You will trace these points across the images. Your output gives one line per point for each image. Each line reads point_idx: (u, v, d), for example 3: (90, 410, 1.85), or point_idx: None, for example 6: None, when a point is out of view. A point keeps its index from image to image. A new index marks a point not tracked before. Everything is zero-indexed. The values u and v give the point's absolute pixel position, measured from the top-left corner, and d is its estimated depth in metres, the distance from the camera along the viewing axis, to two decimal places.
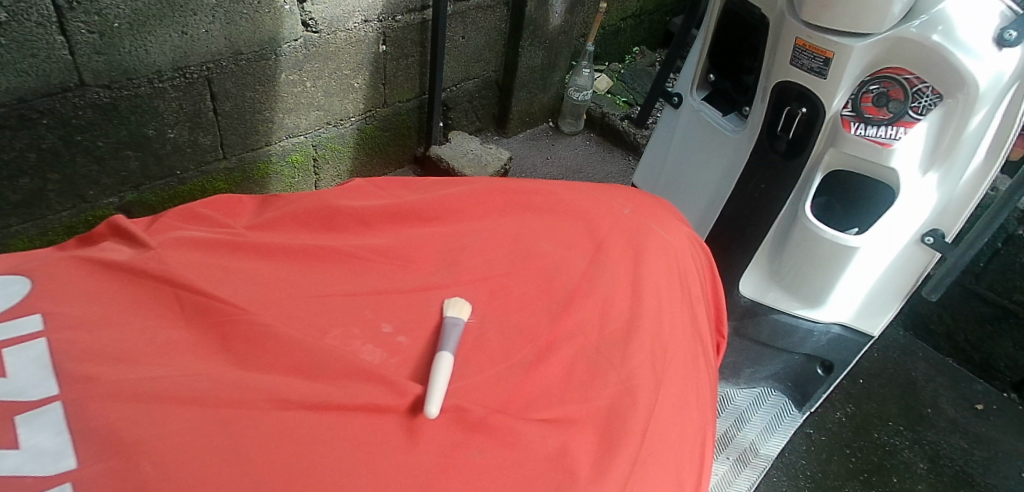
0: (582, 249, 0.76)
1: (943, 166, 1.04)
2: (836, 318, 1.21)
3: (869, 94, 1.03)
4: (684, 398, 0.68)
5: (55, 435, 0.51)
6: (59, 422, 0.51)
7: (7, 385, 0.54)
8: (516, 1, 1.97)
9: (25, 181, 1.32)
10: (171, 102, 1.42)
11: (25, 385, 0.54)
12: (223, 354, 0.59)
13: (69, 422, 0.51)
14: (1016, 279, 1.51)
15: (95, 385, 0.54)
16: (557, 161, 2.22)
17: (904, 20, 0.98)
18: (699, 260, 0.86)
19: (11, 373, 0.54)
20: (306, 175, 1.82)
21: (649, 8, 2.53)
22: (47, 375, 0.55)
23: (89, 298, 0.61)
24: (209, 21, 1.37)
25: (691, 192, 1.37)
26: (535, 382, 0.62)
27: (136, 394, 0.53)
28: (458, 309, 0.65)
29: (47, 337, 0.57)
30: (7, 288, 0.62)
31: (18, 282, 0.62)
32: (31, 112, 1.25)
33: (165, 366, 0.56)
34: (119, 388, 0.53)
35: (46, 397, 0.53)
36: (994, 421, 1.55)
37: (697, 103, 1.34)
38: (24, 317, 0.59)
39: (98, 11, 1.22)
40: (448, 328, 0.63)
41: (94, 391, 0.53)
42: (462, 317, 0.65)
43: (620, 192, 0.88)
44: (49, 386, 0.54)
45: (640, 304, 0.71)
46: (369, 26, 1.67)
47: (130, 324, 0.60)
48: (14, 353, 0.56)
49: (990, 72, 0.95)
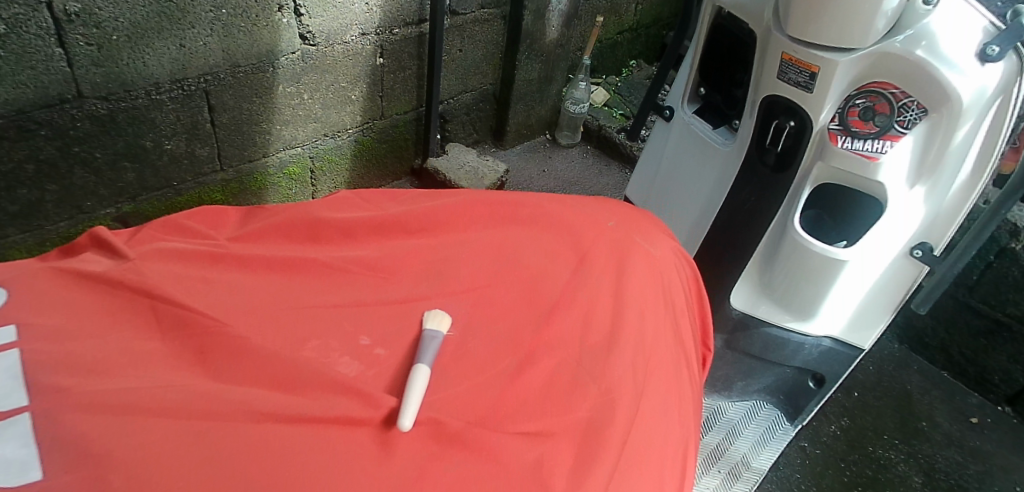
0: (565, 262, 0.77)
1: (930, 180, 1.04)
2: (827, 331, 1.22)
3: (856, 108, 1.04)
4: (666, 409, 0.68)
5: (21, 447, 0.51)
6: (27, 434, 0.51)
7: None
8: (513, 15, 1.99)
9: (23, 192, 1.33)
10: (168, 113, 1.43)
11: None
12: (198, 368, 0.59)
13: (37, 436, 0.51)
14: (1009, 292, 1.51)
15: (68, 396, 0.54)
16: (554, 174, 2.23)
17: (888, 35, 0.99)
18: (684, 273, 0.86)
19: None
20: (303, 186, 1.83)
21: (645, 22, 2.57)
22: (20, 387, 0.55)
23: (66, 311, 0.62)
24: (207, 34, 1.40)
25: (683, 204, 1.37)
26: (514, 394, 0.62)
27: (106, 407, 0.54)
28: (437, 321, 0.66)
29: (20, 348, 0.57)
30: None
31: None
32: (30, 123, 1.26)
33: (140, 378, 0.57)
34: (92, 400, 0.54)
35: (18, 409, 0.53)
36: (989, 434, 1.54)
37: (688, 117, 1.35)
38: None
39: (96, 24, 1.24)
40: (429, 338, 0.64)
41: (66, 402, 0.54)
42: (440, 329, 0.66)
43: (603, 205, 0.89)
44: (19, 397, 0.54)
45: (622, 316, 0.72)
46: (366, 39, 1.70)
47: (106, 337, 0.60)
48: None
49: (974, 86, 0.96)
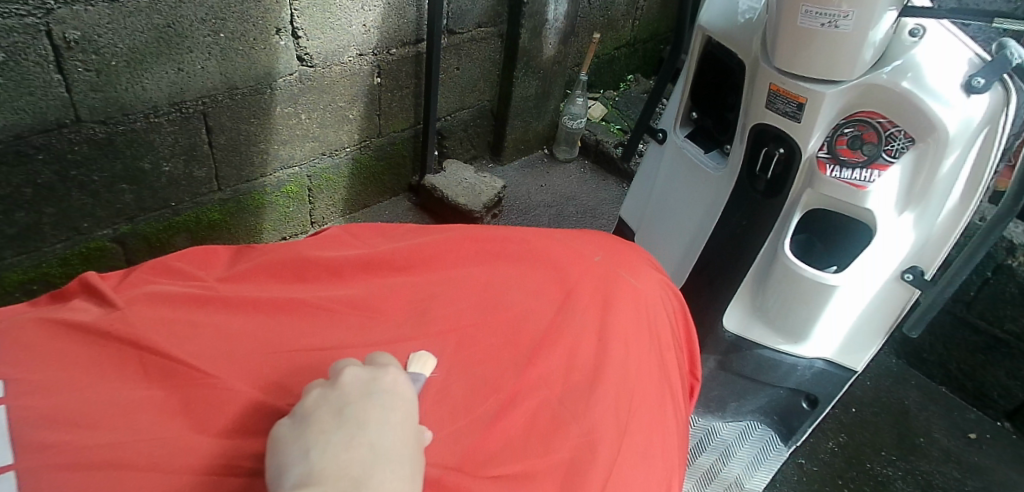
0: (551, 299, 0.78)
1: (918, 207, 1.05)
2: (819, 354, 1.22)
3: (844, 137, 1.06)
4: (649, 449, 0.70)
5: None
6: None
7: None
8: (511, 33, 2.01)
9: (21, 215, 1.34)
10: (166, 136, 1.45)
11: None
12: (183, 419, 0.56)
13: None
14: (1005, 308, 1.51)
15: (52, 452, 0.51)
16: (553, 188, 2.24)
17: (875, 67, 1.01)
18: (671, 307, 0.88)
19: None
20: (301, 204, 1.85)
21: (642, 37, 2.60)
22: (7, 444, 0.51)
23: (44, 356, 0.57)
24: (205, 58, 1.41)
25: (675, 227, 1.38)
26: (497, 433, 0.64)
27: (93, 462, 0.51)
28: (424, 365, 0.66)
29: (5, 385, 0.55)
30: None
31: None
32: (27, 148, 1.27)
33: (121, 431, 0.54)
34: (74, 455, 0.51)
35: (2, 466, 0.49)
36: (987, 450, 1.55)
37: (681, 141, 1.36)
38: None
39: (95, 50, 1.26)
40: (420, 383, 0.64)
41: (49, 460, 0.50)
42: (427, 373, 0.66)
43: (590, 238, 0.90)
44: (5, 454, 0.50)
45: (606, 355, 0.73)
46: (363, 59, 1.71)
47: (91, 385, 0.56)
48: None
49: (959, 117, 0.97)
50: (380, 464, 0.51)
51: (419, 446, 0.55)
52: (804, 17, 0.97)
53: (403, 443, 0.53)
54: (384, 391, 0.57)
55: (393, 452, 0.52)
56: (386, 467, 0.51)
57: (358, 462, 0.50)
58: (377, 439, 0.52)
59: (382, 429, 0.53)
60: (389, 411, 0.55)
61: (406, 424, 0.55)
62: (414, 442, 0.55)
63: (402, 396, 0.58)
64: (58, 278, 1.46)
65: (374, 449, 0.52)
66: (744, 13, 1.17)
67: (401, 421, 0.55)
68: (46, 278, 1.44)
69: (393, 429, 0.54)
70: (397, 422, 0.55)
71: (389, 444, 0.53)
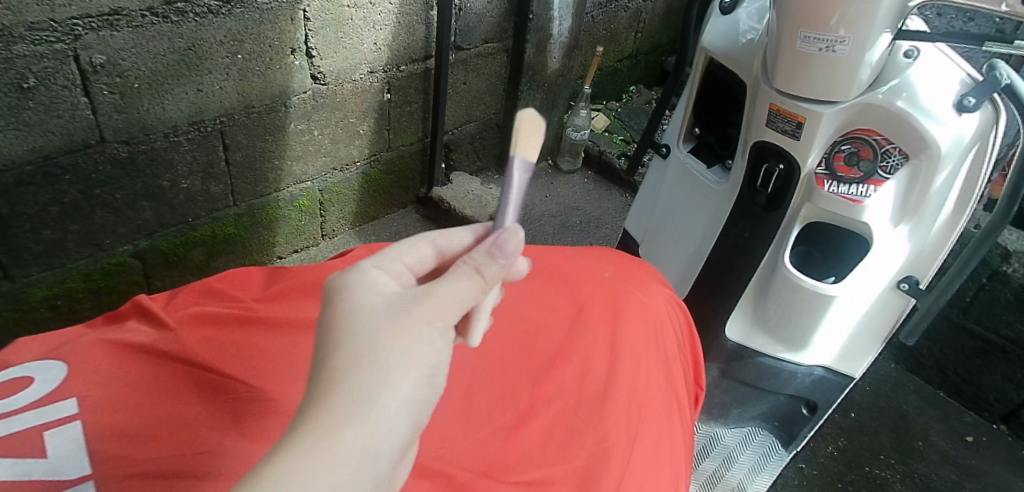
0: (564, 314, 0.83)
1: (913, 219, 1.10)
2: (818, 361, 1.27)
3: (841, 153, 1.10)
4: (658, 453, 0.76)
5: None
6: None
7: (46, 466, 0.55)
8: (516, 48, 2.06)
9: (47, 232, 1.38)
10: (184, 154, 1.50)
11: (63, 464, 0.55)
12: (233, 428, 0.63)
13: None
14: (1001, 314, 1.55)
15: (124, 462, 0.57)
16: (557, 199, 2.29)
17: (872, 87, 1.06)
18: (677, 319, 0.92)
19: (50, 454, 0.56)
20: (313, 218, 1.90)
21: (643, 49, 2.65)
22: (85, 456, 0.56)
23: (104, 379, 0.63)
24: (223, 79, 1.46)
25: (679, 239, 1.43)
26: (515, 444, 0.70)
27: (161, 474, 0.57)
28: (530, 120, 0.61)
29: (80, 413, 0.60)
30: (45, 372, 0.63)
31: (54, 366, 0.64)
32: (55, 168, 1.32)
33: (183, 442, 0.60)
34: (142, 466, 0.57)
35: (81, 478, 0.55)
36: (984, 453, 1.59)
37: (683, 156, 1.41)
38: (59, 402, 0.60)
39: (120, 73, 1.31)
40: (512, 167, 0.60)
41: (120, 470, 0.56)
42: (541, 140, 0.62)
43: (599, 255, 0.95)
44: (83, 465, 0.56)
45: (618, 366, 0.78)
46: (375, 76, 1.77)
47: (150, 401, 0.63)
48: (52, 434, 0.57)
49: (951, 134, 1.02)
50: (340, 348, 0.52)
51: (376, 320, 0.54)
52: (803, 42, 1.02)
53: (359, 331, 0.53)
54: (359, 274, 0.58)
55: (344, 350, 0.52)
56: (349, 342, 0.52)
57: (333, 341, 0.53)
58: (340, 318, 0.54)
59: (344, 309, 0.55)
60: (351, 300, 0.56)
61: (375, 292, 0.56)
62: (377, 321, 0.54)
63: (373, 276, 0.58)
64: (81, 293, 1.51)
65: (335, 345, 0.52)
66: (745, 34, 1.22)
67: (362, 304, 0.55)
68: (69, 293, 1.49)
69: (358, 302, 0.55)
70: (357, 306, 0.54)
71: (346, 337, 0.52)
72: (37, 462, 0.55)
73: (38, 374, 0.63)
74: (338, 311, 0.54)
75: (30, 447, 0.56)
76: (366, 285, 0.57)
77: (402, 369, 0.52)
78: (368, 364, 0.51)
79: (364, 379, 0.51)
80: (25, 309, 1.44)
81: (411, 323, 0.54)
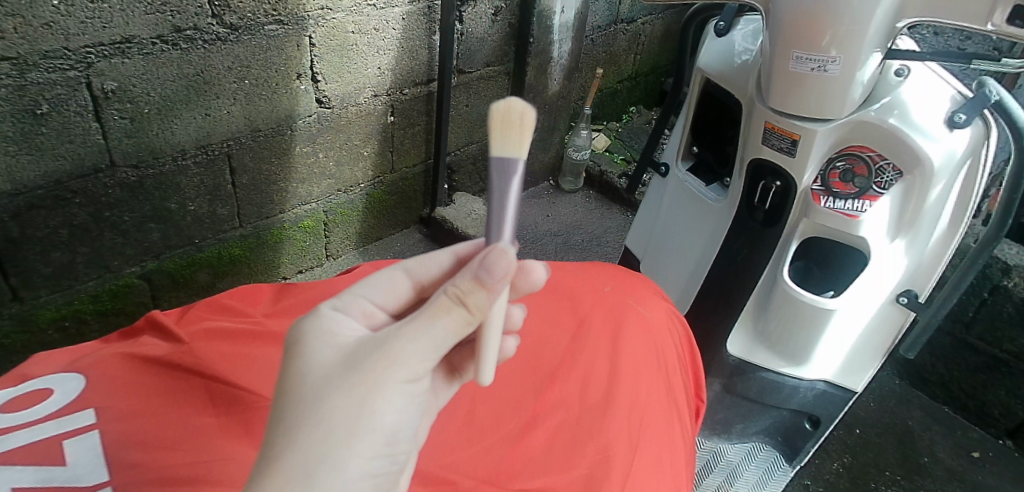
0: (562, 333, 0.86)
1: (909, 234, 1.12)
2: (820, 375, 1.28)
3: (836, 170, 1.13)
4: (660, 465, 0.77)
5: None
6: None
7: (66, 472, 0.62)
8: (517, 70, 2.10)
9: (57, 255, 1.41)
10: (192, 177, 1.53)
11: (82, 471, 0.62)
12: (245, 438, 0.69)
13: None
14: (1004, 329, 1.55)
15: (142, 470, 0.63)
16: (558, 218, 2.31)
17: (864, 104, 1.08)
18: (677, 333, 0.94)
19: (70, 462, 0.63)
20: (317, 238, 1.92)
21: (643, 70, 2.71)
22: (102, 463, 0.63)
23: (125, 394, 0.70)
24: (231, 103, 1.50)
25: (679, 256, 1.45)
26: (520, 454, 0.72)
27: (185, 479, 0.63)
28: (508, 117, 0.58)
29: (99, 429, 0.65)
30: (65, 385, 0.70)
31: (73, 378, 0.71)
32: (66, 192, 1.35)
33: (200, 450, 0.66)
34: (160, 474, 0.63)
35: (100, 483, 0.61)
36: (991, 468, 1.58)
37: (683, 174, 1.44)
38: (78, 412, 0.67)
39: (130, 99, 1.34)
40: (495, 174, 0.57)
41: (139, 477, 0.62)
42: (531, 129, 0.58)
43: (601, 271, 0.98)
44: (101, 473, 0.62)
45: (616, 380, 0.80)
46: (378, 100, 1.81)
47: (168, 415, 0.69)
48: (73, 443, 0.64)
49: (943, 150, 1.05)
50: (291, 416, 0.52)
51: (326, 385, 0.53)
52: (795, 62, 1.05)
53: (309, 395, 0.53)
54: (323, 334, 0.57)
55: (291, 420, 0.52)
56: (300, 410, 0.52)
57: (284, 411, 0.53)
58: (294, 382, 0.54)
59: (297, 374, 0.55)
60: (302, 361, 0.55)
61: (327, 349, 0.56)
62: (328, 382, 0.53)
63: (336, 325, 0.59)
64: (89, 315, 1.53)
65: (287, 410, 0.53)
66: (740, 55, 1.26)
67: (314, 367, 0.55)
68: (77, 315, 1.51)
69: (308, 364, 0.55)
70: (310, 364, 0.55)
71: (297, 400, 0.53)
72: (58, 469, 0.62)
73: (59, 386, 0.70)
74: (296, 370, 0.55)
75: (52, 456, 0.63)
76: (329, 338, 0.57)
77: (354, 439, 0.52)
78: (315, 437, 0.51)
79: (310, 453, 0.50)
80: (34, 331, 1.46)
81: (365, 383, 0.53)
